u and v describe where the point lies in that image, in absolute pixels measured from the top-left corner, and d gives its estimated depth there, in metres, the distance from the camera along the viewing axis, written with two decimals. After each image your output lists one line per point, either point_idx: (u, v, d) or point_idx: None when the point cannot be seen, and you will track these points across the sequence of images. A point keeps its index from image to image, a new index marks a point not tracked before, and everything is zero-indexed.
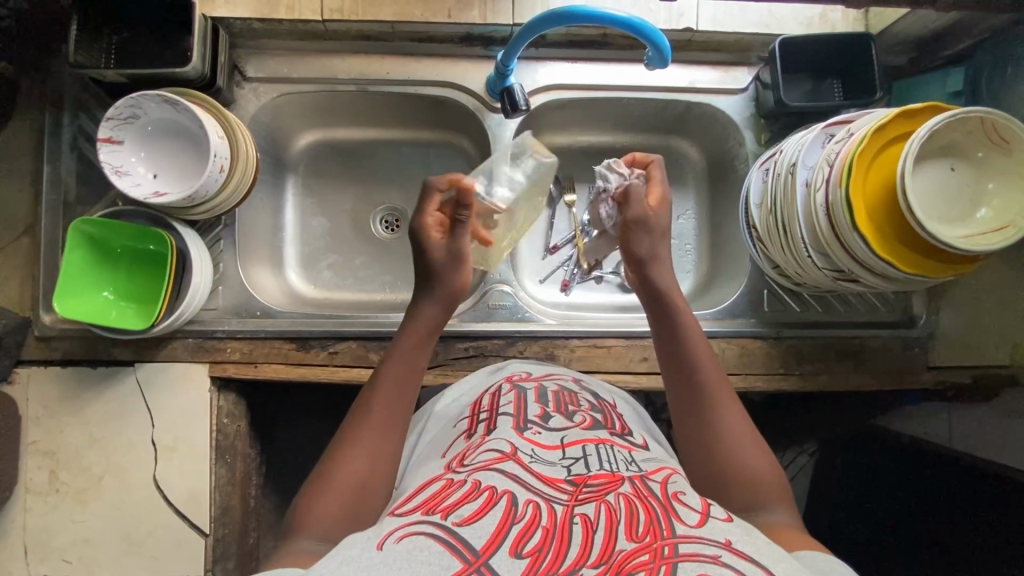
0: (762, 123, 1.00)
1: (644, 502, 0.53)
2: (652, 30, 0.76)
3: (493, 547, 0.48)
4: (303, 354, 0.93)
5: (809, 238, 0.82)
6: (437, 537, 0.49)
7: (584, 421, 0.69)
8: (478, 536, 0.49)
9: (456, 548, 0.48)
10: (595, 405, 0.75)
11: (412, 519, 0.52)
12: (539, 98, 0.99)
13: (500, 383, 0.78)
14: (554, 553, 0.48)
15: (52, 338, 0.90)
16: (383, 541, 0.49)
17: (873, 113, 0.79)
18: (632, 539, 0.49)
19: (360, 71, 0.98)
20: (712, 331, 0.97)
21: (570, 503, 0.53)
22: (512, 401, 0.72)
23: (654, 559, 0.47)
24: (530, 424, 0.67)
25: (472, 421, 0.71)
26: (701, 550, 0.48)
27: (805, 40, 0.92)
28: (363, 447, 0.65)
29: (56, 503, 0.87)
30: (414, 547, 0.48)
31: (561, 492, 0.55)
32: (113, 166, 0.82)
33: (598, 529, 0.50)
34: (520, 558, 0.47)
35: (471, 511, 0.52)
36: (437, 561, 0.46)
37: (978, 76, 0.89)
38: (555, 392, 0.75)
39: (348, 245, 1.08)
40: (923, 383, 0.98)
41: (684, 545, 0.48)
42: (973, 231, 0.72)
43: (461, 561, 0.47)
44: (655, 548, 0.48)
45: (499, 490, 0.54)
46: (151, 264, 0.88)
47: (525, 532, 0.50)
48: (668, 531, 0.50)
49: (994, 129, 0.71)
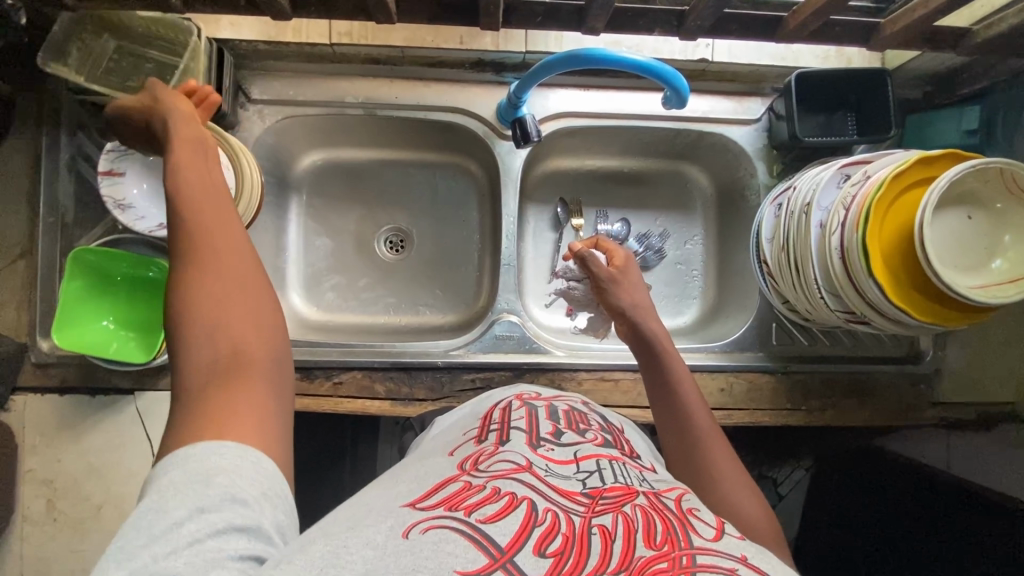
0: (774, 154, 0.99)
1: (661, 514, 0.50)
2: (669, 72, 0.74)
3: (517, 546, 0.44)
4: (306, 384, 0.92)
5: (822, 279, 0.82)
6: (462, 532, 0.45)
7: (596, 438, 0.66)
8: (501, 534, 0.45)
9: (480, 543, 0.44)
10: (605, 426, 0.72)
11: (434, 514, 0.47)
12: (550, 125, 0.97)
13: (510, 400, 0.76)
14: (575, 559, 0.43)
15: (50, 365, 0.89)
16: (407, 531, 0.44)
17: (890, 156, 0.79)
18: (651, 546, 0.45)
19: (368, 94, 0.95)
20: (720, 364, 0.96)
21: (588, 514, 0.49)
22: (524, 417, 0.69)
23: (673, 567, 0.43)
24: (543, 441, 0.63)
25: (483, 430, 0.68)
26: (717, 562, 0.44)
27: (821, 75, 0.90)
28: (207, 254, 0.52)
29: (54, 532, 0.86)
30: (440, 540, 0.43)
31: (578, 502, 0.50)
32: (115, 201, 0.80)
33: (616, 538, 0.45)
34: (543, 557, 0.43)
35: (493, 510, 0.48)
36: (462, 554, 0.42)
37: (994, 115, 0.87)
38: (565, 411, 0.73)
39: (353, 266, 1.06)
40: (926, 419, 0.98)
41: (701, 556, 0.45)
42: (988, 281, 0.72)
43: (486, 556, 0.43)
44: (673, 557, 0.44)
45: (518, 496, 0.50)
46: (153, 293, 0.86)
47: (547, 535, 0.46)
48: (685, 542, 0.46)
49: (1013, 178, 0.70)
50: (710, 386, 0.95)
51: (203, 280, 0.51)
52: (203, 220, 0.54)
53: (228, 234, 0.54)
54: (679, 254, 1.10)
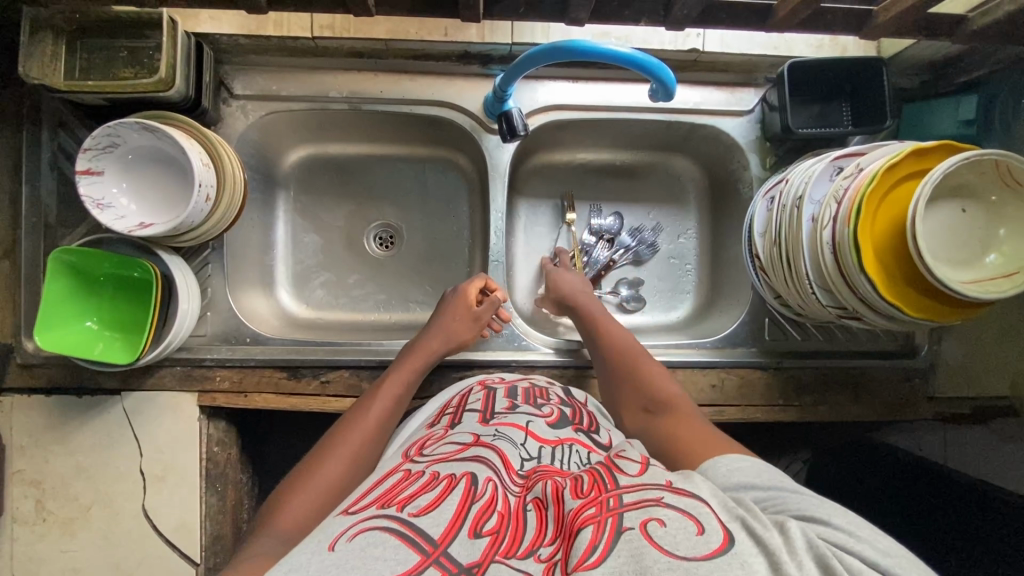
0: (768, 146, 0.98)
1: (590, 471, 0.53)
2: (655, 63, 0.72)
3: (451, 535, 0.45)
4: (295, 383, 0.91)
5: (814, 275, 0.80)
6: (394, 530, 0.46)
7: (552, 414, 0.68)
8: (434, 526, 0.46)
9: (412, 539, 0.45)
10: (566, 400, 0.74)
11: (366, 515, 0.49)
12: (538, 119, 0.96)
13: (471, 386, 0.78)
14: (511, 536, 0.47)
15: (36, 365, 0.88)
16: (334, 543, 0.45)
17: (886, 147, 0.77)
18: (578, 497, 0.48)
19: (352, 89, 0.93)
20: (712, 361, 0.95)
21: (523, 492, 0.52)
22: (481, 400, 0.72)
23: (600, 512, 0.46)
24: (496, 416, 0.66)
25: (439, 417, 0.71)
26: (643, 496, 0.47)
27: (816, 63, 0.88)
28: (344, 452, 0.66)
29: (43, 532, 0.86)
30: (368, 545, 0.44)
31: (514, 481, 0.54)
32: (94, 199, 0.79)
33: (548, 506, 0.49)
34: (478, 538, 0.46)
35: (428, 500, 0.50)
36: (392, 556, 0.43)
37: (991, 104, 0.85)
38: (524, 388, 0.75)
39: (342, 263, 1.05)
40: (923, 415, 0.97)
41: (628, 495, 0.48)
42: (981, 276, 0.70)
43: (419, 553, 0.44)
44: (601, 501, 0.47)
45: (457, 475, 0.53)
46: (136, 292, 0.85)
47: (484, 511, 0.48)
48: (612, 485, 0.50)
49: (1008, 171, 0.68)
50: (702, 382, 0.94)
51: (328, 469, 0.64)
52: (357, 431, 0.70)
53: (369, 449, 0.69)
54: (672, 249, 1.09)
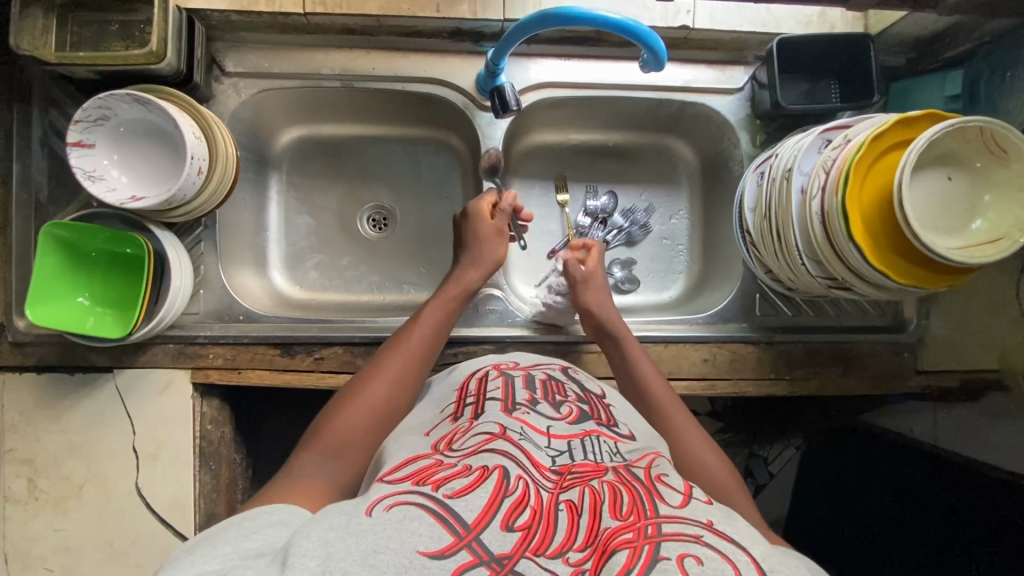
0: (757, 123, 0.99)
1: (628, 485, 0.51)
2: (646, 32, 0.73)
3: (483, 522, 0.46)
4: (289, 360, 0.91)
5: (803, 246, 0.81)
6: (428, 508, 0.46)
7: (571, 414, 0.65)
8: (468, 510, 0.47)
9: (446, 520, 0.45)
10: (583, 396, 0.71)
11: (401, 489, 0.49)
12: (531, 96, 0.96)
13: (488, 368, 0.74)
14: (542, 533, 0.46)
15: (27, 344, 0.88)
16: (372, 506, 0.47)
17: (871, 119, 0.78)
18: (617, 517, 0.47)
19: (344, 66, 0.94)
20: (702, 336, 0.96)
21: (556, 489, 0.51)
22: (501, 387, 0.68)
23: (638, 537, 0.45)
24: (519, 406, 0.64)
25: (460, 407, 0.67)
26: (682, 530, 0.46)
27: (805, 40, 0.89)
28: (382, 380, 0.71)
29: (35, 511, 0.85)
30: (405, 518, 0.45)
31: (546, 477, 0.53)
32: (86, 171, 0.79)
33: (582, 513, 0.48)
34: (510, 531, 0.45)
35: (462, 485, 0.49)
36: (426, 532, 0.44)
37: (977, 80, 0.86)
38: (542, 380, 0.72)
39: (335, 244, 1.05)
40: (909, 387, 0.98)
41: (667, 525, 0.46)
42: (968, 242, 0.71)
43: (452, 535, 0.44)
44: (639, 527, 0.46)
45: (490, 467, 0.52)
46: (129, 269, 0.85)
47: (515, 507, 0.48)
48: (651, 511, 0.48)
49: (992, 137, 0.70)
50: (694, 357, 0.95)
51: (367, 395, 0.69)
52: (393, 362, 0.73)
53: (406, 378, 0.72)
54: (664, 229, 1.10)
